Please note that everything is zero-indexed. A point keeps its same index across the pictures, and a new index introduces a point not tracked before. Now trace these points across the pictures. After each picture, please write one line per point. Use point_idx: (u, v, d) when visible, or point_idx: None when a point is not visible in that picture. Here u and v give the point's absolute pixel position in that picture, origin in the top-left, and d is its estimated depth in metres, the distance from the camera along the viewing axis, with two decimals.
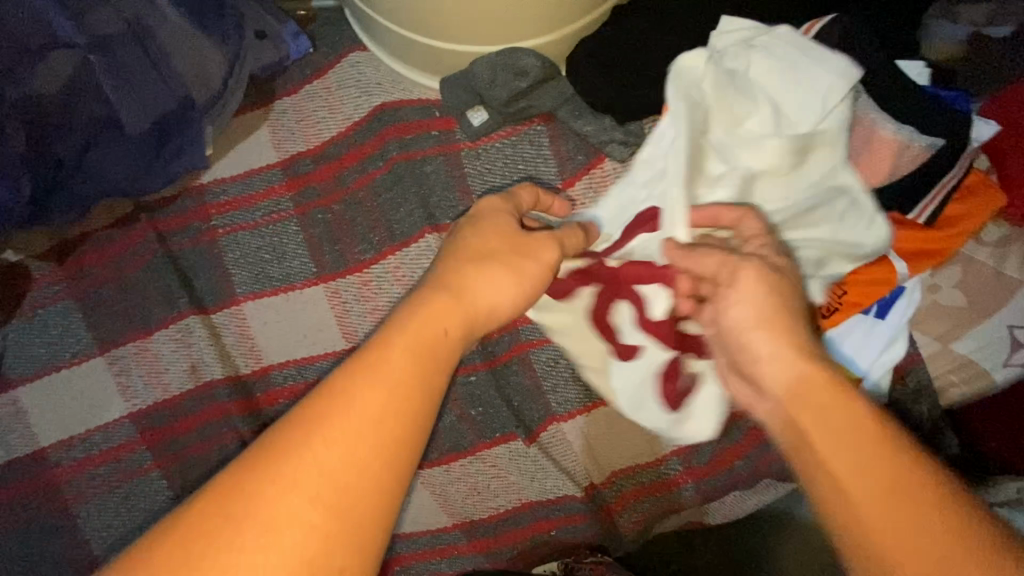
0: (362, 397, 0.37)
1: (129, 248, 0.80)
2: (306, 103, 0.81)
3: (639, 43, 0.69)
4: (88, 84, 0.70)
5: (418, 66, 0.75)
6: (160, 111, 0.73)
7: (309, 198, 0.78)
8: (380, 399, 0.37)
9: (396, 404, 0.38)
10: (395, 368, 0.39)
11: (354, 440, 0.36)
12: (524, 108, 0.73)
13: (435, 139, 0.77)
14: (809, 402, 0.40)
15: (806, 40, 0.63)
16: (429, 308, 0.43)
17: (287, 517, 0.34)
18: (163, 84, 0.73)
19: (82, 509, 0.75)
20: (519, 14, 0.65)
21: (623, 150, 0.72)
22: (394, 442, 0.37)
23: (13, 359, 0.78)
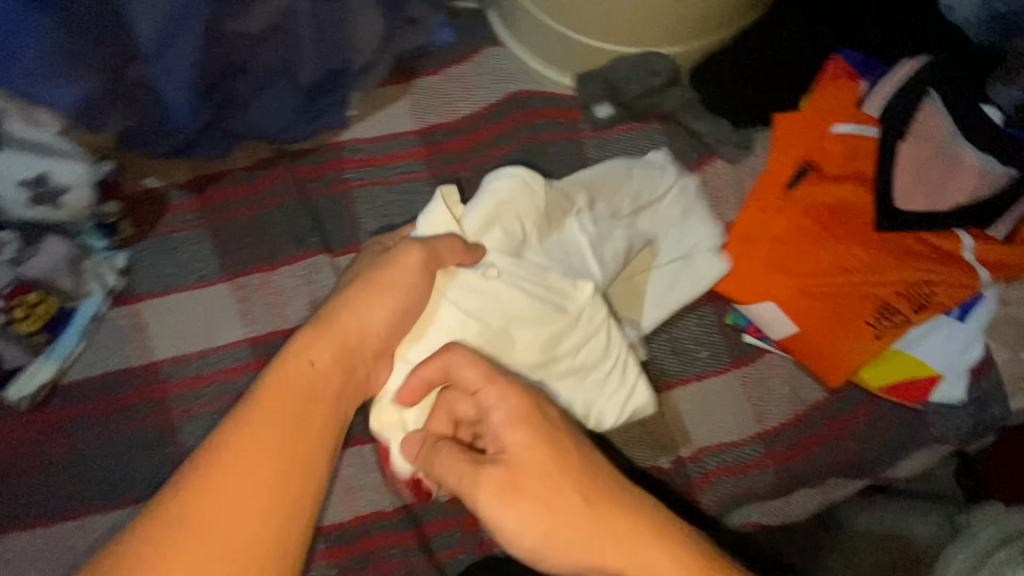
0: (239, 428, 0.49)
1: (265, 190, 0.86)
2: (446, 83, 0.90)
3: (764, 60, 0.78)
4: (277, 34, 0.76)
5: (554, 59, 0.85)
6: (325, 67, 0.80)
7: (441, 164, 0.86)
8: (257, 421, 0.50)
9: (279, 418, 0.51)
10: (269, 408, 0.51)
11: (247, 462, 0.48)
12: (647, 106, 0.82)
13: (562, 126, 0.85)
14: (537, 471, 0.52)
15: (694, 202, 0.78)
16: (288, 399, 0.52)
17: (200, 513, 0.45)
18: (334, 45, 0.79)
19: (186, 424, 0.77)
20: (665, 22, 0.75)
21: (735, 152, 0.80)
22: (243, 445, 0.48)
23: (140, 276, 0.81)
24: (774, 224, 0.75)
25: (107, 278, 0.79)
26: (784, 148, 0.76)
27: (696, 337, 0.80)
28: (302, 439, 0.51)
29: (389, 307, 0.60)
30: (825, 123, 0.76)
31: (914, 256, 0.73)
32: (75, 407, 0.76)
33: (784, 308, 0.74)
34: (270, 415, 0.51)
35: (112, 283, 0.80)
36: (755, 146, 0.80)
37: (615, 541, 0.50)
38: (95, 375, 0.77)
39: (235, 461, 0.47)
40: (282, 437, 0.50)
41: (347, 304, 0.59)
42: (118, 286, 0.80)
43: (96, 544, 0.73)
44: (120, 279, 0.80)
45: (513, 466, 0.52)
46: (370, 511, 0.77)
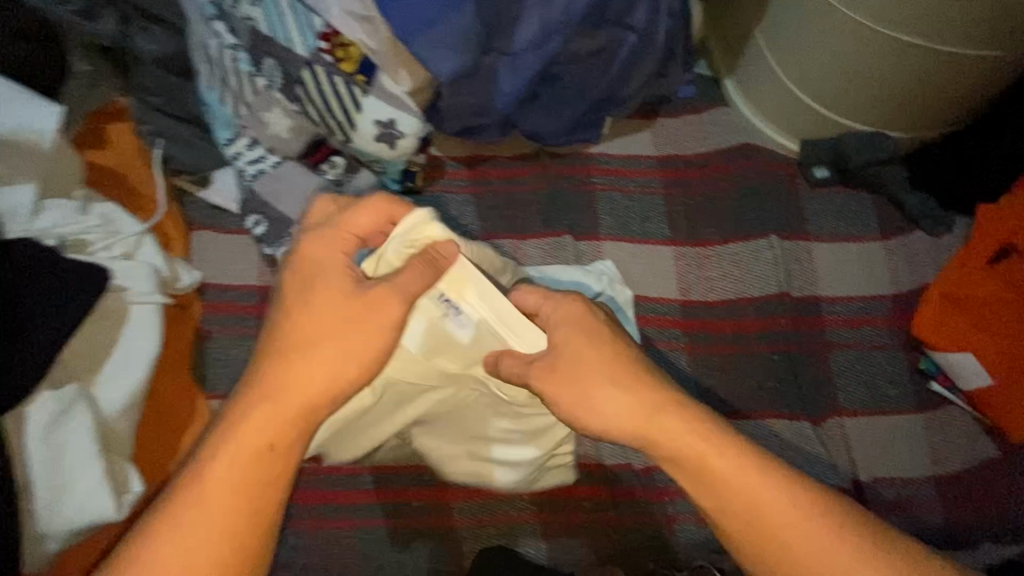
0: (244, 420, 0.54)
1: (525, 177, 1.03)
2: (685, 124, 1.07)
3: (980, 153, 0.92)
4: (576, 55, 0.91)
5: (788, 124, 1.01)
6: (605, 88, 0.95)
7: (675, 186, 1.02)
8: (258, 411, 0.55)
9: (249, 458, 0.53)
10: (257, 398, 0.55)
11: (225, 501, 0.52)
12: (865, 176, 0.97)
13: (783, 177, 1.01)
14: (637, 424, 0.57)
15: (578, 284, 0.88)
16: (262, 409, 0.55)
17: (192, 513, 0.51)
18: (619, 74, 0.94)
19: None
20: (903, 111, 0.92)
21: (934, 228, 0.95)
22: (228, 490, 0.52)
23: None
24: (978, 292, 0.87)
25: None
26: (987, 232, 0.89)
27: (884, 374, 0.91)
28: (296, 428, 0.56)
29: (346, 352, 0.57)
30: None
31: None
32: None
33: (983, 363, 0.84)
34: (258, 411, 0.55)
35: None
36: (952, 227, 0.96)
37: (815, 521, 0.53)
38: None
39: (166, 543, 0.50)
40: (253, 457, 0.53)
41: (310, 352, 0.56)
42: None
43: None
44: None
45: (608, 429, 0.58)
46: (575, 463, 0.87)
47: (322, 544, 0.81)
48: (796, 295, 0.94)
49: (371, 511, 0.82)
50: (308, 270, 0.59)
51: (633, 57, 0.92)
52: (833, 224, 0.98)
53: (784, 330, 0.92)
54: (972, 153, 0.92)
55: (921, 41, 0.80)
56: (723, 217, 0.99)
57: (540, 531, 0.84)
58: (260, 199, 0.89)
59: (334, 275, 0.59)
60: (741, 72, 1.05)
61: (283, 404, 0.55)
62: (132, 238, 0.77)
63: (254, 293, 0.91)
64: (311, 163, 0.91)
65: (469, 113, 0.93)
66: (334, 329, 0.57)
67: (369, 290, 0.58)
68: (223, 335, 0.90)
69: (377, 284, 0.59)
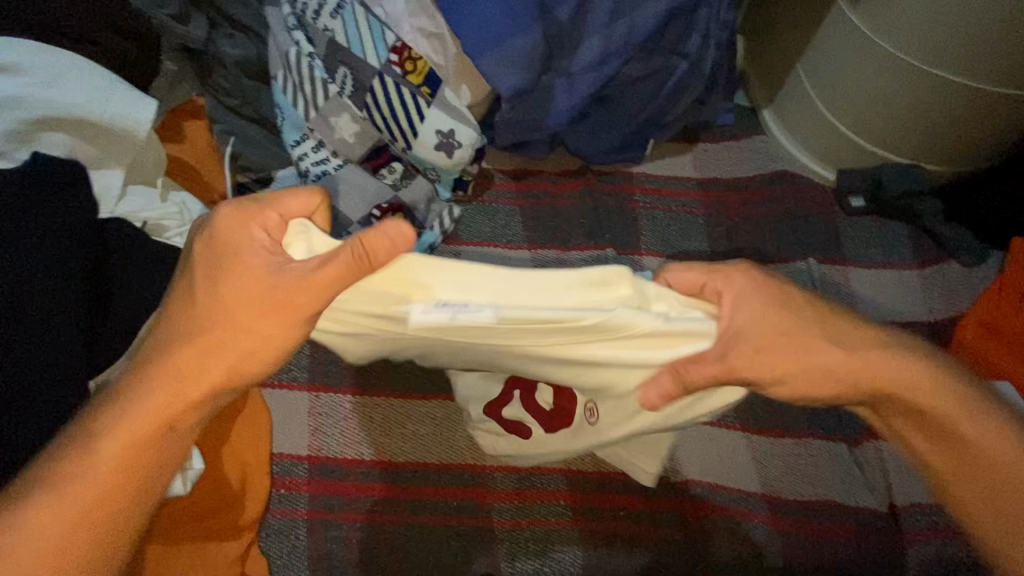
0: (137, 402, 0.54)
1: (570, 191, 1.08)
2: (724, 150, 1.11)
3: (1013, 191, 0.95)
4: (629, 79, 0.96)
5: (824, 154, 1.06)
6: (654, 112, 1.00)
7: (714, 207, 1.06)
8: (153, 399, 0.54)
9: (132, 443, 0.53)
10: (161, 383, 0.54)
11: (119, 457, 0.53)
12: (899, 207, 1.01)
13: (819, 204, 1.05)
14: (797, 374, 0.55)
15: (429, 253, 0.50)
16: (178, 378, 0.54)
17: (68, 492, 0.51)
18: (668, 99, 0.99)
19: None
20: (938, 146, 0.96)
21: (969, 259, 0.98)
22: (81, 462, 0.52)
23: (464, 228, 1.04)
24: (1012, 321, 0.89)
25: (444, 220, 1.00)
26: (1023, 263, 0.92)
27: None
28: (172, 424, 0.54)
29: (221, 321, 0.53)
30: None
31: None
32: None
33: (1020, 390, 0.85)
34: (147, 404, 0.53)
35: (446, 225, 1.01)
36: (986, 259, 0.99)
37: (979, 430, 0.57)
38: None
39: (59, 494, 0.51)
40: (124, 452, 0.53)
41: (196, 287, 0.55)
42: (448, 229, 1.01)
43: (391, 422, 0.84)
44: (451, 224, 1.01)
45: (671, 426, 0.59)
46: (612, 471, 0.87)
47: (360, 540, 0.80)
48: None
49: (413, 508, 0.81)
50: (228, 250, 0.53)
51: (681, 82, 0.97)
52: (869, 251, 1.01)
53: None
54: (1007, 190, 0.95)
55: (962, 78, 0.85)
56: (760, 238, 1.02)
57: (577, 538, 0.84)
58: None
59: (256, 254, 0.53)
60: (779, 103, 1.10)
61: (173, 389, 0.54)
62: None
63: None
64: (370, 167, 0.96)
65: (524, 128, 0.98)
66: (253, 313, 0.53)
67: (284, 281, 0.51)
68: None
69: (313, 269, 0.50)
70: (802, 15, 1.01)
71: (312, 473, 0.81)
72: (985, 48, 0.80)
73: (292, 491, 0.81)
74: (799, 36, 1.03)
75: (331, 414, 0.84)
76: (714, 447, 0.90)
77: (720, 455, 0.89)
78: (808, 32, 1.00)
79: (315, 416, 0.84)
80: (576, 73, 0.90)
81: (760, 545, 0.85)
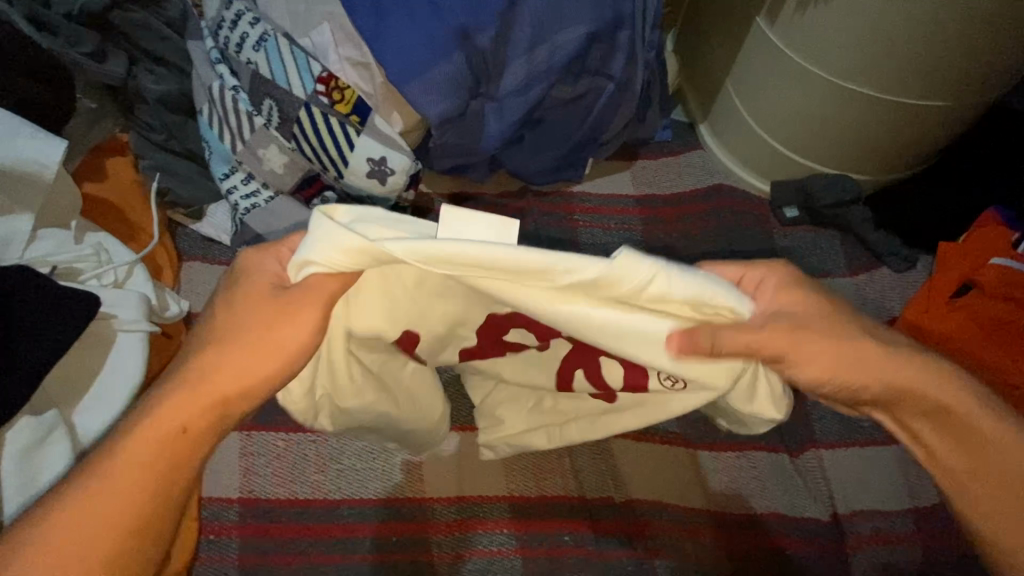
0: (116, 461, 0.53)
1: (510, 213, 1.08)
2: (662, 166, 1.13)
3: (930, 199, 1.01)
4: (561, 100, 0.96)
5: (756, 167, 1.08)
6: (587, 132, 1.01)
7: (653, 223, 1.07)
8: (135, 452, 0.54)
9: (139, 486, 0.53)
10: (145, 441, 0.54)
11: (137, 467, 0.54)
12: (830, 217, 1.03)
13: (754, 216, 1.06)
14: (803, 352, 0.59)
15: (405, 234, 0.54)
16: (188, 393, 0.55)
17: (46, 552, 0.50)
18: (601, 119, 1.00)
19: None
20: (862, 156, 0.99)
21: (899, 264, 1.00)
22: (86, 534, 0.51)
23: None
24: (942, 325, 0.92)
25: None
26: (949, 267, 0.94)
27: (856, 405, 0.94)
28: (162, 495, 0.54)
29: (240, 337, 0.56)
30: (984, 257, 0.93)
31: None
32: None
33: None
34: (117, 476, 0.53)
35: None
36: (917, 262, 1.01)
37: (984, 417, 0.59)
38: None
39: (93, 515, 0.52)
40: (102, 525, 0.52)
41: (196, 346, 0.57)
42: None
43: (326, 459, 0.83)
44: None
45: None
46: (554, 495, 0.86)
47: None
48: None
49: (348, 548, 0.79)
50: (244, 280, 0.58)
51: (612, 102, 0.98)
52: (804, 261, 1.02)
53: None
54: (926, 200, 1.01)
55: (876, 91, 0.88)
56: (698, 254, 1.03)
57: (520, 567, 0.82)
58: (252, 232, 0.93)
59: (265, 280, 0.58)
60: (713, 117, 1.12)
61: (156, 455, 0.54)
62: (122, 267, 0.79)
63: None
64: (303, 198, 0.95)
65: (458, 153, 0.98)
66: (269, 327, 0.56)
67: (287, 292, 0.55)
68: None
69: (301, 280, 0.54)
70: (729, 33, 1.03)
71: (243, 516, 0.79)
72: (892, 62, 0.83)
73: (221, 536, 0.78)
74: (727, 51, 1.05)
75: (263, 453, 0.82)
76: (658, 464, 0.90)
77: (664, 471, 0.89)
78: (735, 50, 1.02)
79: (247, 456, 0.81)
80: (505, 97, 0.91)
81: (707, 563, 0.84)
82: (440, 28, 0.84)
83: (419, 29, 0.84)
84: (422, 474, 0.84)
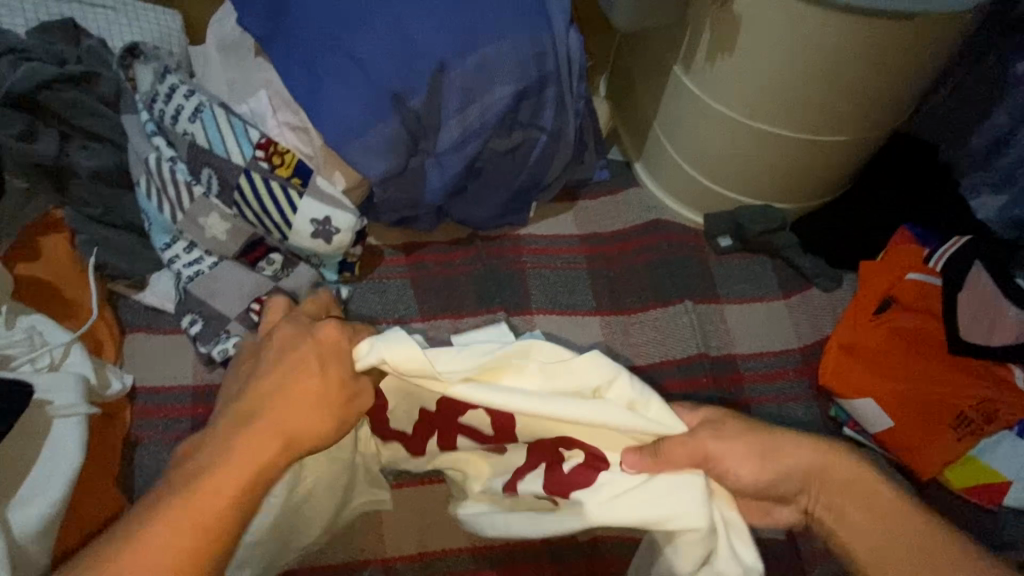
0: (197, 492, 0.53)
1: (459, 259, 1.10)
2: (602, 204, 1.17)
3: (848, 222, 1.09)
4: (498, 151, 1.00)
5: (689, 200, 1.14)
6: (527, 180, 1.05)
7: (597, 260, 1.11)
8: (210, 487, 0.54)
9: (190, 545, 0.51)
10: (242, 462, 0.56)
11: (199, 525, 0.52)
12: (762, 243, 1.09)
13: (692, 247, 1.12)
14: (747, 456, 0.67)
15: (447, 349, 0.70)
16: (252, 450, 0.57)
17: (140, 561, 0.50)
18: (539, 166, 1.04)
19: None
20: (781, 186, 1.06)
21: (827, 284, 1.07)
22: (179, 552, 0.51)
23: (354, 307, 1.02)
24: (869, 340, 0.97)
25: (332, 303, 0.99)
26: (871, 285, 1.01)
27: (800, 422, 0.98)
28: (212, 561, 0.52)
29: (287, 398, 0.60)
30: (901, 272, 1.01)
31: (980, 380, 0.93)
32: None
33: (881, 404, 0.93)
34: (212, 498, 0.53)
35: None
36: (841, 281, 1.08)
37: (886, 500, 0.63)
38: None
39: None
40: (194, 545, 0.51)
41: (286, 393, 0.60)
42: None
43: None
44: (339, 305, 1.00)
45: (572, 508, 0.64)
46: (519, 541, 0.86)
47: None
48: (715, 355, 1.01)
49: None
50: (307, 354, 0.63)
51: (547, 150, 1.02)
52: (741, 287, 1.08)
53: (711, 387, 0.99)
54: (845, 223, 1.09)
55: (784, 128, 0.95)
56: (642, 286, 1.07)
57: None
58: (197, 299, 0.92)
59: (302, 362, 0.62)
60: (647, 156, 1.18)
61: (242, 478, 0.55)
62: (59, 348, 0.77)
63: (187, 393, 0.91)
64: (248, 261, 0.96)
65: (403, 206, 1.01)
66: (311, 402, 0.60)
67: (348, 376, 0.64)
68: (151, 441, 0.87)
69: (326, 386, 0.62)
70: (652, 79, 1.10)
71: None
72: (795, 101, 0.91)
73: None
74: (653, 96, 1.11)
75: None
76: None
77: None
78: (658, 95, 1.09)
79: None
80: (442, 153, 0.94)
81: None
82: (374, 93, 0.87)
83: (353, 95, 0.87)
84: (382, 531, 0.85)
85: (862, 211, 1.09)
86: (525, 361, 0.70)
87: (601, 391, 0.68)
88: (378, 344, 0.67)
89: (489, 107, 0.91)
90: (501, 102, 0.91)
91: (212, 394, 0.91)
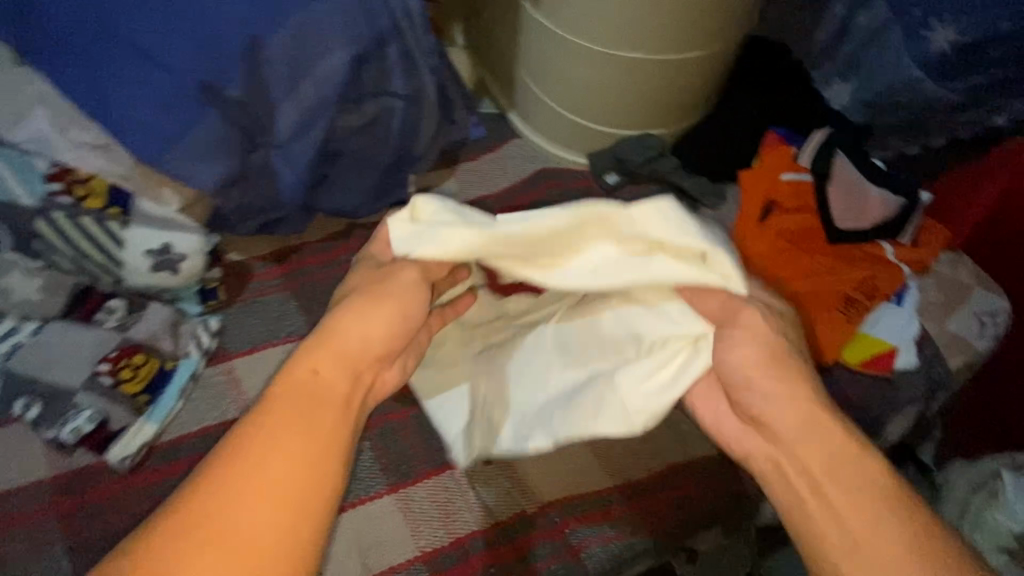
0: (267, 436, 0.45)
1: (342, 256, 0.99)
2: (484, 164, 1.10)
3: (721, 138, 1.11)
4: (354, 129, 0.89)
5: (569, 143, 1.10)
6: (395, 155, 0.95)
7: None
8: (275, 431, 0.45)
9: (274, 498, 0.43)
10: (293, 404, 0.47)
11: (292, 470, 0.44)
12: (648, 172, 1.06)
13: (582, 191, 1.08)
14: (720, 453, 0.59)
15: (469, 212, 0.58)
16: (296, 395, 0.48)
17: (228, 530, 0.41)
18: (405, 137, 0.94)
19: None
20: (653, 112, 1.04)
21: (715, 201, 1.07)
22: (283, 488, 0.44)
23: (231, 337, 0.89)
24: (759, 246, 1.01)
25: (202, 339, 0.86)
26: (752, 193, 1.04)
27: None
28: (309, 512, 0.43)
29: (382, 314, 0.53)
30: (776, 175, 1.04)
31: (858, 263, 1.00)
32: (170, 468, 0.79)
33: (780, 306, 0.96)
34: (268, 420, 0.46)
35: (206, 344, 0.86)
36: (727, 196, 1.09)
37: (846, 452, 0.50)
38: (192, 431, 0.82)
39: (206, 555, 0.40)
40: (306, 477, 0.44)
41: (333, 325, 0.52)
42: (211, 346, 0.86)
43: None
44: (212, 339, 0.87)
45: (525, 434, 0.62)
46: (467, 532, 0.86)
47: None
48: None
49: None
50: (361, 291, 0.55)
51: (409, 118, 0.93)
52: None
53: None
54: (718, 139, 1.11)
55: (643, 52, 0.92)
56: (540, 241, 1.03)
57: None
58: (25, 377, 0.77)
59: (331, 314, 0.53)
60: (519, 105, 1.12)
61: (343, 412, 0.49)
62: None
63: (46, 488, 0.76)
64: (82, 317, 0.81)
65: (261, 213, 0.89)
66: (364, 314, 0.53)
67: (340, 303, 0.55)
68: (14, 554, 0.72)
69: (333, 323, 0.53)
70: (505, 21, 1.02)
71: None
72: (645, 21, 0.87)
73: None
74: (511, 38, 1.04)
75: None
76: (558, 463, 0.91)
77: (565, 468, 0.91)
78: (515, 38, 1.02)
79: None
80: (286, 144, 0.82)
81: (624, 537, 0.88)
82: (180, 89, 0.73)
83: (154, 95, 0.72)
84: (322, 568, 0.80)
85: (732, 123, 1.11)
86: (580, 225, 0.57)
87: (665, 244, 0.56)
88: (417, 243, 0.56)
89: (327, 80, 0.79)
90: (338, 73, 0.80)
91: (78, 479, 0.77)
